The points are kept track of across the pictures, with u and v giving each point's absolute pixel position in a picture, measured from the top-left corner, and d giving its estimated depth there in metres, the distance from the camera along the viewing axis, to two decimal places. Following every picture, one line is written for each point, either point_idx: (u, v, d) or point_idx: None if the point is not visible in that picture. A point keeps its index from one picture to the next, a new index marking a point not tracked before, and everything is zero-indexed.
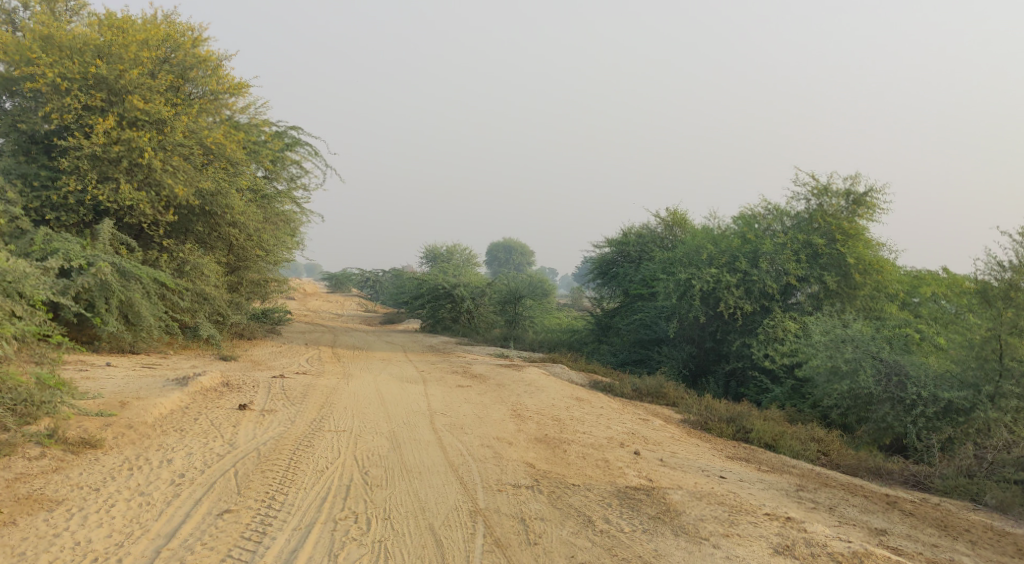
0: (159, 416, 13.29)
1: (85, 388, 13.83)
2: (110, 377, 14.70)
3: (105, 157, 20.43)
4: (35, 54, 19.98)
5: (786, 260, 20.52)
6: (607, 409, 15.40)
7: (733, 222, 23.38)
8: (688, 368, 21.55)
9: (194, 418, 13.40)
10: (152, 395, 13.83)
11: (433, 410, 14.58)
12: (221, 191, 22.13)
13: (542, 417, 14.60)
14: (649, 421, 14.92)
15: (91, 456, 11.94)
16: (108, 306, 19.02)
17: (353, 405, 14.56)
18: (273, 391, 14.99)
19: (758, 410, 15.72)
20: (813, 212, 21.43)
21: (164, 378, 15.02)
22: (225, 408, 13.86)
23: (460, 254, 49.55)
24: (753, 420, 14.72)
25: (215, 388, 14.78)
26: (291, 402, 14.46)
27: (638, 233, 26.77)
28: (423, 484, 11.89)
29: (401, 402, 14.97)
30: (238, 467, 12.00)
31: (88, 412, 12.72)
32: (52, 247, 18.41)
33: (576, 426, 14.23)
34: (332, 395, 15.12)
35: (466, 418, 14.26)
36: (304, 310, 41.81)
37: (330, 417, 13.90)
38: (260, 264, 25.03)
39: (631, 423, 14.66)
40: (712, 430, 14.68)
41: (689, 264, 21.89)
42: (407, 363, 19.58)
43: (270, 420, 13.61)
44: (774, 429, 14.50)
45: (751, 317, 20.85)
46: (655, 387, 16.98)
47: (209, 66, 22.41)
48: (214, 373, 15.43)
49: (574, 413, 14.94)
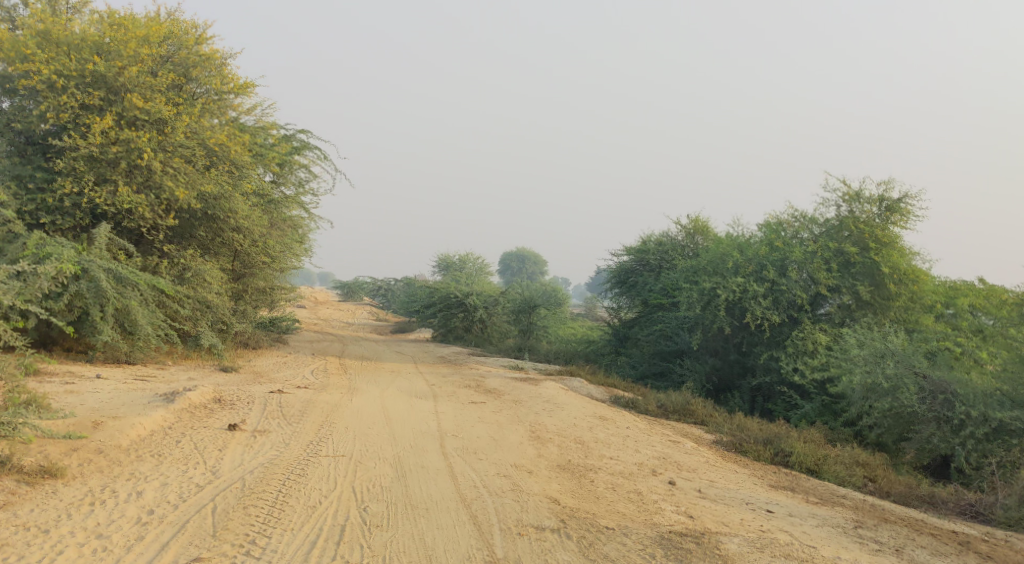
0: (136, 438, 12.32)
1: (63, 404, 12.88)
2: (94, 392, 13.76)
3: (102, 158, 19.55)
4: (31, 51, 19.20)
5: (816, 269, 19.57)
6: (634, 430, 14.36)
7: (758, 230, 22.31)
8: (711, 382, 20.55)
9: (176, 440, 12.43)
10: (132, 413, 12.87)
11: (444, 431, 13.58)
12: (225, 195, 21.18)
13: (563, 439, 13.58)
14: (681, 443, 13.88)
15: (48, 489, 10.95)
16: (102, 314, 18.14)
17: (355, 425, 13.59)
18: (268, 408, 14.01)
19: (796, 431, 14.65)
20: (844, 219, 20.32)
21: (152, 393, 14.06)
22: (214, 429, 12.89)
23: (473, 262, 48.65)
24: (792, 442, 13.66)
25: (205, 405, 13.81)
26: (287, 421, 13.50)
27: (658, 241, 25.76)
28: (430, 524, 10.90)
29: (409, 422, 13.97)
30: (217, 503, 11.02)
31: (53, 435, 11.73)
32: (45, 251, 17.50)
33: (601, 450, 13.20)
34: (333, 413, 14.13)
35: (480, 441, 13.25)
36: (315, 319, 41.00)
37: (328, 440, 12.90)
38: (266, 271, 24.11)
39: (661, 446, 13.62)
40: (749, 453, 13.64)
41: (715, 274, 20.91)
42: (417, 376, 18.56)
43: (261, 443, 12.63)
44: (820, 453, 13.47)
45: (779, 329, 19.76)
46: (681, 404, 15.94)
47: (214, 64, 21.67)
48: (206, 387, 14.46)
49: (599, 435, 13.91)
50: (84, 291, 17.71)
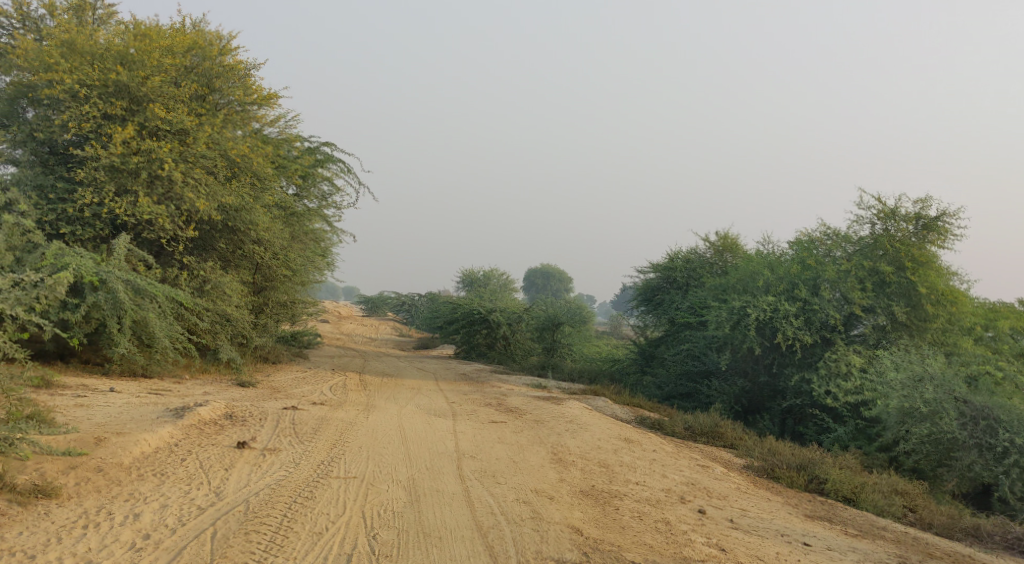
0: (139, 455, 11.97)
1: (69, 419, 12.55)
2: (103, 406, 13.43)
3: (124, 169, 19.34)
4: (55, 60, 19.03)
5: (850, 288, 19.07)
6: (661, 453, 13.86)
7: (790, 248, 21.79)
8: (740, 404, 20.00)
9: (181, 458, 12.08)
10: (138, 429, 12.52)
11: (461, 452, 13.15)
12: (246, 207, 20.91)
13: (587, 462, 13.11)
14: (711, 468, 13.37)
15: (40, 509, 10.60)
16: (120, 326, 17.87)
17: (369, 444, 13.19)
18: (281, 425, 13.63)
19: (830, 457, 14.08)
20: (879, 237, 19.74)
21: (162, 408, 13.73)
22: (222, 446, 12.54)
23: (498, 278, 48.26)
24: (828, 469, 13.14)
25: (215, 421, 13.45)
26: (300, 439, 13.12)
27: (685, 258, 25.27)
28: (442, 555, 10.46)
29: (425, 442, 13.55)
30: (218, 527, 10.66)
31: (52, 451, 11.36)
32: (63, 261, 17.25)
33: (627, 475, 12.72)
34: (347, 431, 13.74)
35: (499, 463, 12.81)
36: (337, 334, 40.67)
37: (340, 460, 12.50)
38: (287, 285, 23.85)
39: (690, 471, 13.12)
40: (782, 480, 13.11)
41: (745, 292, 20.46)
42: (437, 393, 18.14)
43: (270, 462, 12.26)
44: (858, 481, 12.92)
45: (811, 350, 19.24)
46: (710, 425, 15.41)
47: (237, 75, 21.50)
48: (218, 402, 14.10)
49: (624, 458, 13.42)
50: (101, 302, 17.47)
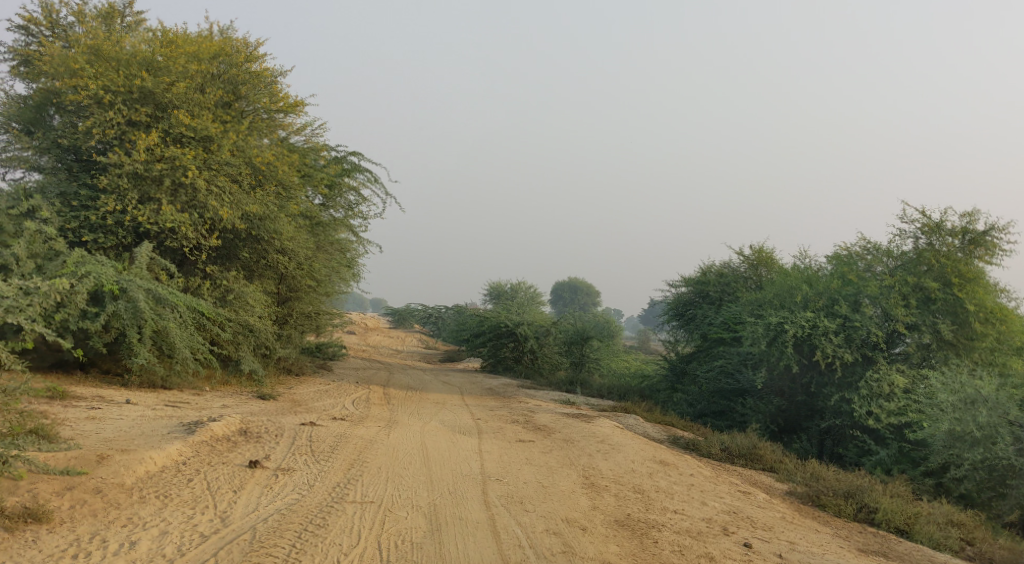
0: (143, 475, 11.49)
1: (77, 435, 12.09)
2: (116, 420, 12.99)
3: (147, 176, 18.97)
4: (80, 65, 18.70)
5: (893, 305, 18.35)
6: (699, 478, 13.22)
7: (828, 263, 21.09)
8: (776, 423, 19.25)
9: (188, 478, 11.60)
10: (145, 446, 12.04)
11: (487, 475, 12.58)
12: (270, 215, 20.46)
13: (621, 488, 12.50)
14: (752, 494, 12.72)
15: (29, 536, 10.14)
16: (140, 336, 17.45)
17: (389, 465, 12.66)
18: (297, 443, 13.13)
19: (878, 483, 13.38)
20: (922, 252, 18.95)
21: (176, 422, 13.26)
22: (233, 466, 12.06)
23: (525, 291, 47.69)
24: (878, 497, 12.48)
25: (229, 437, 12.96)
26: (316, 458, 12.61)
27: (718, 272, 24.63)
28: None
29: (448, 462, 12.99)
30: (221, 559, 10.15)
31: (48, 470, 10.89)
32: (84, 270, 16.86)
33: (664, 503, 12.10)
34: (367, 450, 13.20)
35: (527, 488, 12.23)
36: (363, 346, 40.13)
37: (356, 482, 11.98)
38: (312, 296, 23.45)
39: (731, 498, 12.46)
40: (828, 508, 12.45)
41: (781, 307, 19.71)
42: (462, 409, 17.57)
43: (282, 484, 11.75)
44: (910, 511, 12.24)
45: (851, 368, 18.49)
46: (748, 447, 14.74)
47: (263, 82, 21.14)
48: (233, 417, 13.61)
49: (660, 483, 12.79)
50: (121, 311, 17.05)
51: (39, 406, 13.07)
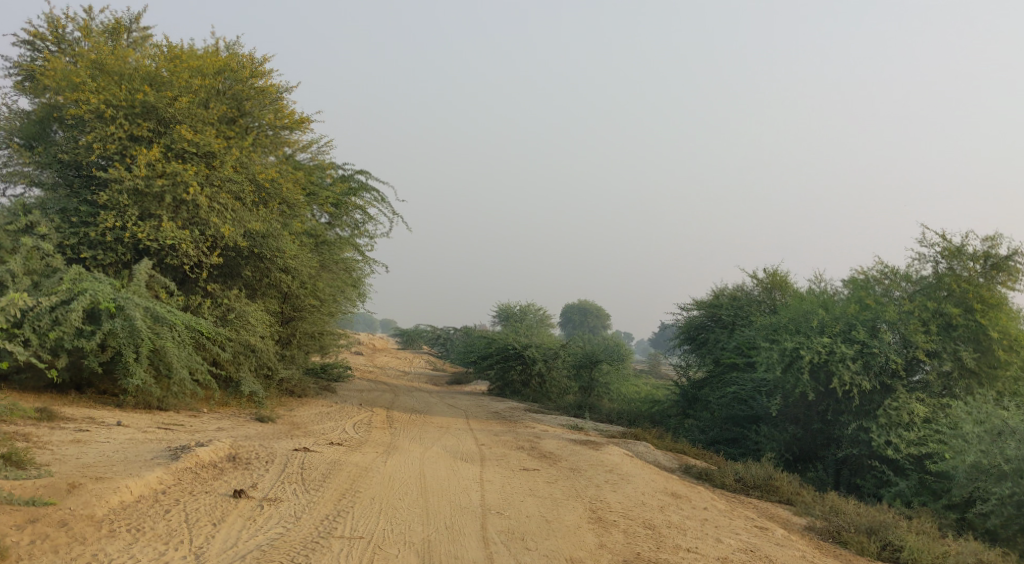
0: (116, 505, 10.98)
1: (57, 462, 11.63)
2: (101, 445, 12.53)
3: (148, 193, 18.49)
4: (82, 79, 18.32)
5: (913, 331, 17.78)
6: (713, 511, 12.65)
7: (844, 288, 20.56)
8: (790, 452, 18.69)
9: (166, 510, 11.08)
10: (121, 474, 11.55)
11: (486, 507, 12.05)
12: (273, 233, 19.99)
13: (630, 523, 11.93)
14: (770, 530, 12.15)
15: None
16: (136, 355, 16.95)
17: (382, 495, 12.14)
18: (288, 470, 12.63)
19: (902, 519, 12.80)
20: (942, 276, 18.41)
21: (163, 447, 12.79)
22: (216, 495, 11.55)
23: (534, 313, 47.19)
24: (903, 534, 11.92)
25: (216, 463, 12.46)
26: (306, 488, 12.10)
27: (731, 296, 24.12)
28: None
29: (446, 493, 12.45)
30: None
31: (11, 501, 10.40)
32: (81, 286, 16.47)
33: (677, 540, 11.53)
34: (360, 479, 12.67)
35: (529, 523, 11.68)
36: (369, 367, 39.57)
37: (346, 516, 11.44)
38: (316, 316, 22.93)
39: (748, 535, 11.89)
40: (851, 546, 11.89)
41: (797, 332, 19.13)
42: (466, 434, 17.04)
43: (267, 516, 11.23)
44: (937, 551, 11.69)
45: (869, 397, 17.96)
46: (764, 477, 14.16)
47: (269, 98, 20.77)
48: (224, 442, 13.12)
49: (672, 518, 12.22)
50: (117, 329, 16.60)
51: (22, 428, 12.61)
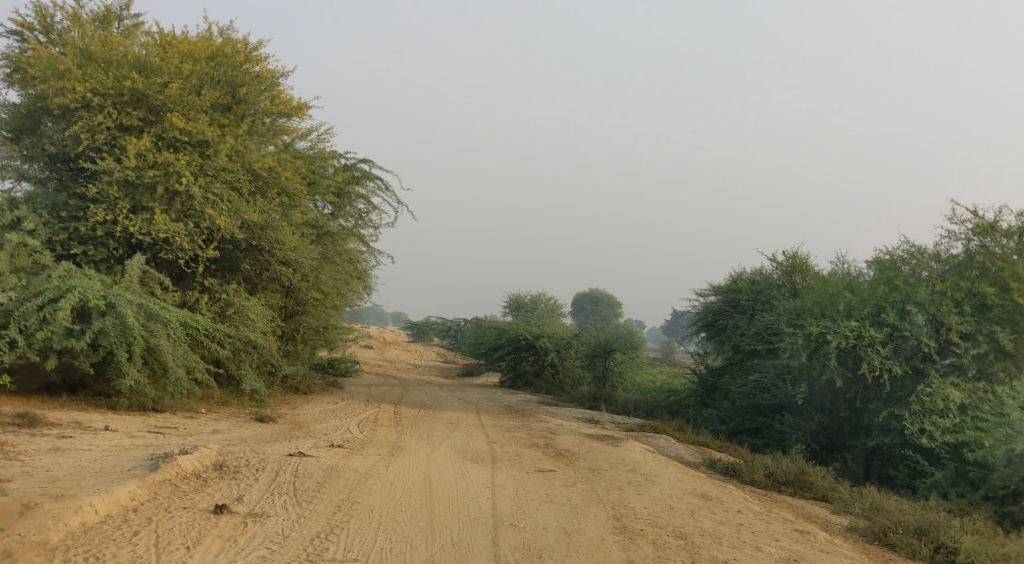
0: (76, 528, 10.19)
1: (29, 479, 10.86)
2: (81, 457, 11.77)
3: (139, 184, 17.66)
4: (66, 67, 17.45)
5: (947, 313, 16.93)
6: (748, 513, 11.84)
7: (869, 268, 19.65)
8: (817, 442, 17.83)
9: (134, 532, 10.28)
10: (89, 489, 10.76)
11: (496, 518, 11.23)
12: (272, 223, 19.14)
13: (658, 532, 11.10)
14: (812, 533, 11.36)
15: None
16: (129, 355, 16.14)
17: (382, 506, 11.34)
18: (280, 479, 11.83)
19: (952, 517, 12.00)
20: (975, 255, 17.45)
21: (144, 456, 12.01)
22: (196, 511, 10.77)
23: (545, 303, 46.40)
24: (957, 535, 11.16)
25: (199, 473, 11.68)
26: (297, 499, 11.31)
27: (750, 279, 23.23)
28: None
29: (452, 501, 11.64)
30: None
31: None
32: (69, 284, 15.65)
33: (712, 551, 10.72)
34: (359, 487, 11.86)
35: (543, 536, 10.86)
36: (378, 361, 38.69)
37: (340, 533, 10.64)
38: (320, 310, 22.10)
39: (789, 541, 11.08)
40: (901, 549, 11.13)
41: (822, 316, 18.25)
42: (478, 430, 16.23)
43: (249, 536, 10.43)
44: (996, 553, 10.93)
45: (900, 383, 17.13)
46: (796, 472, 13.34)
47: (264, 84, 19.91)
48: (211, 449, 12.33)
49: (704, 524, 11.39)
50: (108, 328, 15.79)
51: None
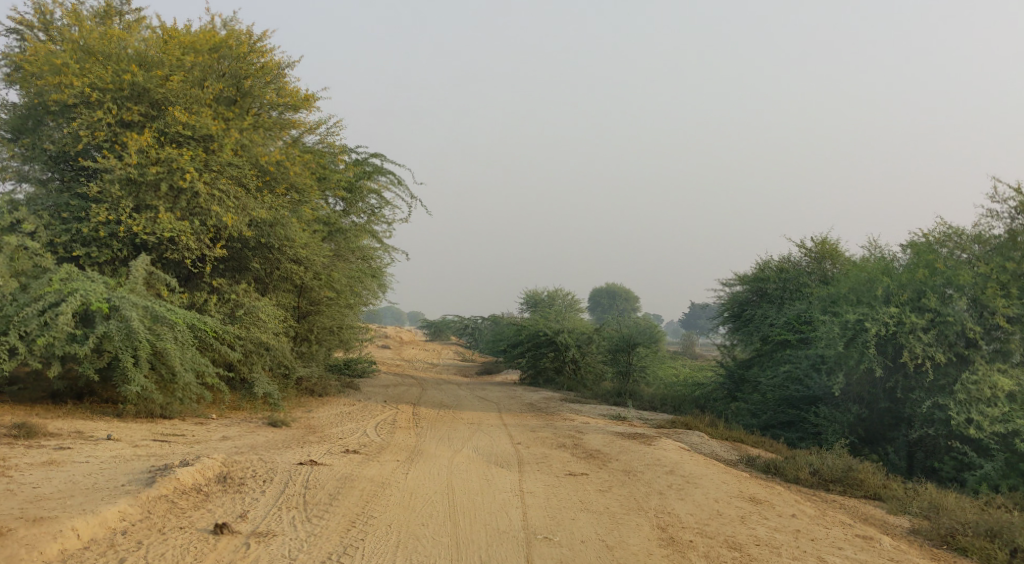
0: (57, 555, 9.52)
1: (19, 499, 10.19)
2: (80, 473, 11.08)
3: (143, 181, 16.99)
4: (62, 61, 16.75)
5: (992, 296, 16.12)
6: (802, 517, 11.08)
7: (904, 252, 18.77)
8: (855, 434, 17.02)
9: (123, 558, 9.59)
10: (75, 509, 10.09)
11: (524, 532, 10.48)
12: (281, 220, 18.46)
13: (710, 544, 10.32)
14: (876, 539, 10.61)
15: None
16: (136, 359, 15.47)
17: (399, 520, 10.62)
18: (290, 491, 11.15)
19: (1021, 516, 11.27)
20: (1018, 234, 16.53)
21: (144, 470, 11.32)
22: (194, 532, 10.08)
23: (563, 299, 45.61)
24: None
25: (201, 488, 10.99)
26: (305, 515, 10.61)
27: (777, 267, 22.39)
28: None
29: (473, 513, 10.90)
30: None
31: None
32: (70, 287, 14.99)
33: None
34: (375, 498, 11.15)
35: (575, 552, 10.09)
36: (394, 361, 37.92)
37: (354, 554, 9.92)
38: (334, 309, 21.41)
39: (853, 549, 10.33)
40: (973, 554, 10.41)
41: (859, 303, 17.59)
42: (501, 431, 15.48)
43: (253, 559, 9.73)
44: None
45: (943, 370, 16.37)
46: (844, 468, 12.59)
47: (270, 76, 19.20)
48: (214, 459, 11.62)
49: (758, 532, 10.61)
50: (112, 332, 15.12)
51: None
